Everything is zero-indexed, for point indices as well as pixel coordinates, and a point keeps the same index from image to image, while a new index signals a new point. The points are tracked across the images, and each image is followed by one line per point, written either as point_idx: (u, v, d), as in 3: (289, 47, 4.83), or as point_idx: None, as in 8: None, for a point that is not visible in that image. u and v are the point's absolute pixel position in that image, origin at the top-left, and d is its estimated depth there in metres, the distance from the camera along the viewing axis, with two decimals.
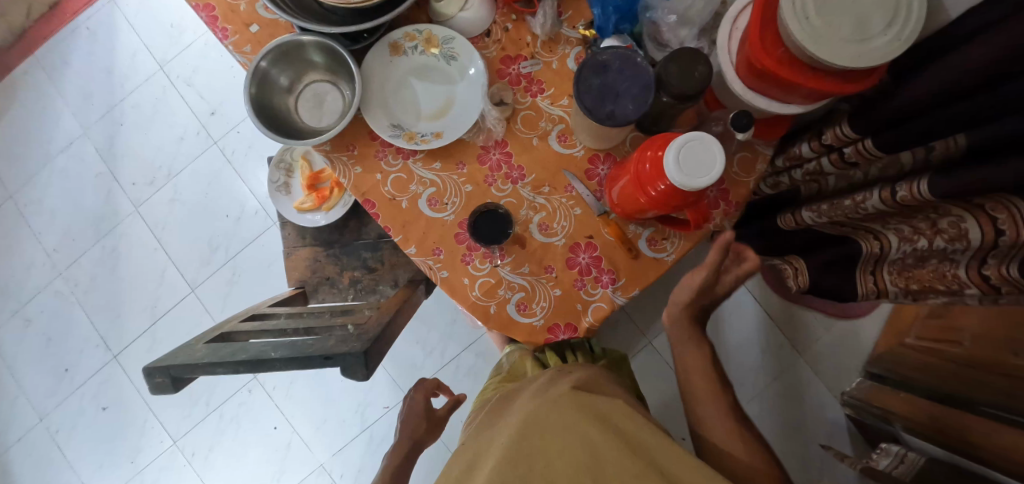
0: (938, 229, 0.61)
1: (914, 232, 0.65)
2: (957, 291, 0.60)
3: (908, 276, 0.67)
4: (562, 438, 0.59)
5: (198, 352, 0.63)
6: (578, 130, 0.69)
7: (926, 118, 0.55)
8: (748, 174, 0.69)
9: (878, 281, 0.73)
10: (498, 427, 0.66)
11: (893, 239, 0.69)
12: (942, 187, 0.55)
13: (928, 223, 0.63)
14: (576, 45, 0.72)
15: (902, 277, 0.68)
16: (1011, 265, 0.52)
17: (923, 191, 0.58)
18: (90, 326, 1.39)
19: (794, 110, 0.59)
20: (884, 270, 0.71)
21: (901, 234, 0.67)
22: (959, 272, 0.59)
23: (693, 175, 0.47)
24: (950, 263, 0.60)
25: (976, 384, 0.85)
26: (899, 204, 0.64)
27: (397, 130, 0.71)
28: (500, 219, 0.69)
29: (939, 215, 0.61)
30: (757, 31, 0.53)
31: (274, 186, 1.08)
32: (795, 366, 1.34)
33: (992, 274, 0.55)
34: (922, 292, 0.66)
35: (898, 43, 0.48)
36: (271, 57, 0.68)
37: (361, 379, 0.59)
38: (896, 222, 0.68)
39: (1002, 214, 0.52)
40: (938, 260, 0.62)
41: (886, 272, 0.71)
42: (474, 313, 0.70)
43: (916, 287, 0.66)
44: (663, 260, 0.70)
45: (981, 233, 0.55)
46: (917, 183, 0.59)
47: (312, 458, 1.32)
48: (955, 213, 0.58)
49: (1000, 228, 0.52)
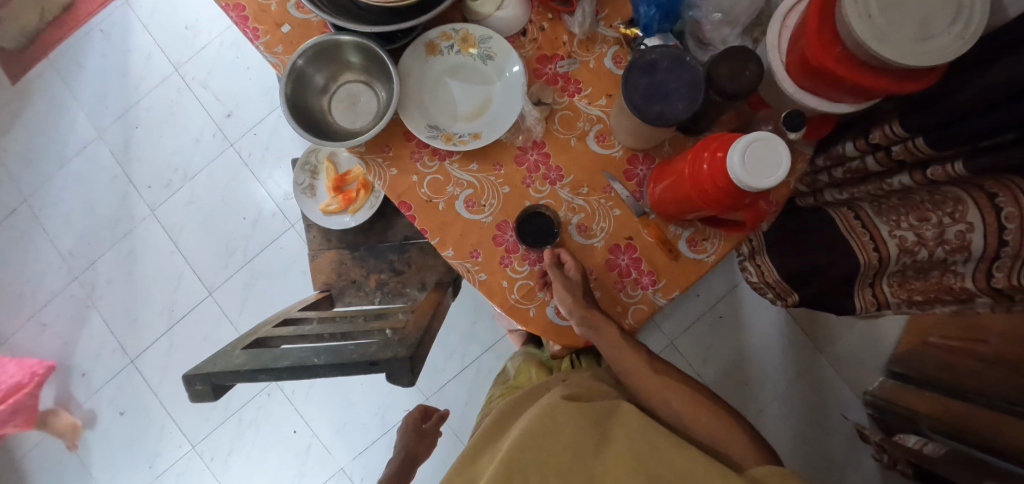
0: (940, 239, 0.64)
1: (914, 242, 0.68)
2: (966, 299, 0.63)
3: (909, 287, 0.70)
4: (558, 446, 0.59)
5: (238, 358, 0.62)
6: (617, 130, 0.68)
7: (982, 117, 0.53)
8: (789, 174, 0.68)
9: (876, 293, 0.75)
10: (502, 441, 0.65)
11: (891, 249, 0.72)
12: (977, 164, 0.56)
13: (933, 231, 0.65)
14: (614, 45, 0.71)
15: (904, 289, 0.71)
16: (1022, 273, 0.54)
17: (957, 169, 0.59)
18: (107, 331, 1.38)
19: (845, 110, 0.58)
20: (883, 282, 0.74)
21: (901, 244, 0.70)
22: (967, 282, 0.61)
23: (761, 176, 0.46)
24: (953, 275, 0.63)
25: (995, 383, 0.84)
26: (929, 182, 0.64)
27: (435, 131, 0.70)
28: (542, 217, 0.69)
29: (946, 223, 0.63)
30: (813, 30, 0.53)
31: (299, 188, 1.08)
32: (816, 366, 1.33)
33: (1003, 284, 0.57)
34: (926, 302, 0.69)
35: (961, 42, 0.47)
36: (308, 56, 0.67)
37: (407, 386, 0.58)
38: (902, 229, 0.70)
39: (1014, 224, 0.55)
40: (940, 272, 0.65)
41: (886, 284, 0.74)
42: (512, 315, 0.69)
43: (920, 298, 0.69)
44: (704, 261, 0.69)
45: (985, 242, 0.59)
46: (951, 164, 0.60)
47: (333, 462, 1.31)
48: (965, 221, 0.60)
49: (1007, 239, 0.56)
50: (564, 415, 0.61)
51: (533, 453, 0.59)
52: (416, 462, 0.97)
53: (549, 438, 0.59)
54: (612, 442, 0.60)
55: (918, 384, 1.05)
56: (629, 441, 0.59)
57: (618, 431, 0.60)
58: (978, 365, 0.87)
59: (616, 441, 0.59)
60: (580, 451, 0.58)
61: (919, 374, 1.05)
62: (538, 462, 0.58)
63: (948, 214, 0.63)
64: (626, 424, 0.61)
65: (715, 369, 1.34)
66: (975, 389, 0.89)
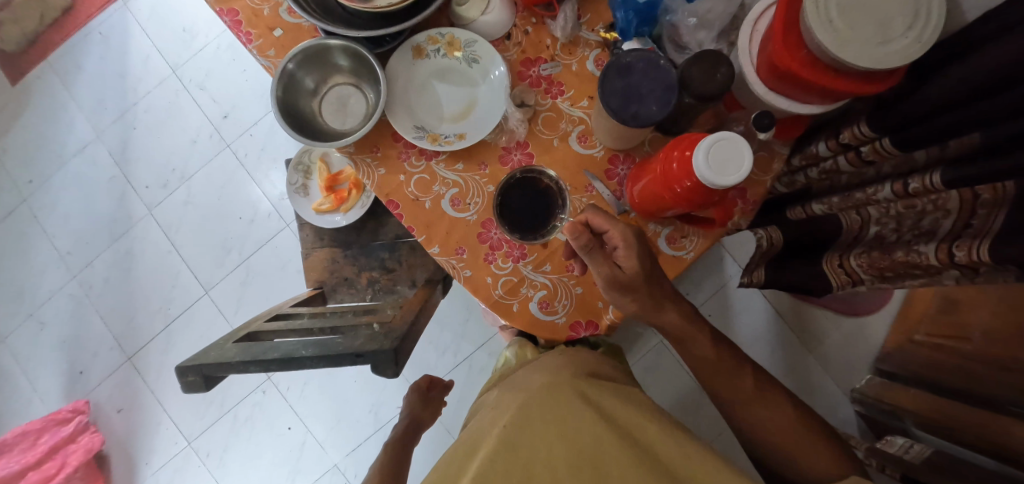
0: (916, 225, 0.63)
1: (894, 230, 0.67)
2: (934, 274, 0.60)
3: (877, 265, 0.66)
4: (566, 421, 0.60)
5: (228, 351, 0.64)
6: (598, 131, 0.70)
7: (944, 117, 0.56)
8: (765, 173, 0.70)
9: (848, 271, 0.70)
10: (496, 410, 0.66)
11: (869, 231, 0.71)
12: (951, 175, 0.55)
13: (912, 219, 0.64)
14: (596, 48, 0.73)
15: (873, 266, 0.66)
16: (979, 249, 0.51)
17: (934, 181, 0.58)
18: (105, 328, 1.40)
19: (814, 111, 0.60)
20: (851, 258, 0.70)
21: (881, 228, 0.69)
22: (930, 257, 0.58)
23: (724, 173, 0.49)
24: (917, 253, 0.60)
25: (971, 377, 0.87)
26: (908, 195, 0.64)
27: (421, 132, 0.72)
28: (539, 187, 0.73)
29: (924, 212, 0.62)
30: (780, 34, 0.55)
31: (293, 187, 1.10)
32: (805, 365, 1.31)
33: (963, 261, 0.54)
34: (897, 278, 0.65)
35: (919, 45, 0.49)
36: (298, 59, 0.70)
37: (391, 377, 0.60)
38: (879, 216, 0.69)
39: (984, 209, 0.54)
40: (906, 251, 0.62)
41: (854, 260, 0.69)
42: (497, 311, 0.71)
43: (891, 274, 0.65)
44: (683, 258, 0.71)
45: (954, 224, 0.57)
46: (930, 174, 0.59)
47: (326, 459, 1.33)
48: (942, 209, 0.59)
49: (973, 221, 0.55)
50: (571, 390, 0.62)
51: (540, 427, 0.60)
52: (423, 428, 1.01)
53: (559, 407, 0.61)
54: (618, 417, 0.61)
55: (905, 381, 1.05)
56: (639, 420, 0.61)
57: (626, 413, 0.62)
58: (962, 362, 0.89)
59: (622, 419, 0.61)
60: (588, 428, 0.59)
61: (908, 373, 1.06)
62: (544, 432, 0.59)
63: (929, 203, 0.61)
64: (635, 406, 0.63)
65: None
66: (956, 385, 0.90)
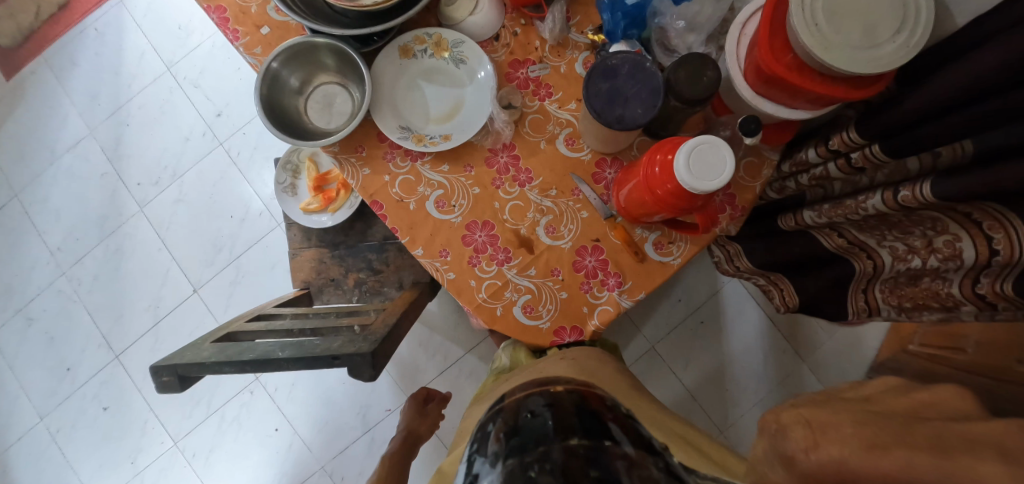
0: (932, 248, 0.61)
1: (907, 251, 0.65)
2: (951, 308, 0.60)
3: (899, 294, 0.67)
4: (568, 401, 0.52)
5: (204, 352, 0.63)
6: (585, 134, 0.69)
7: (935, 124, 0.54)
8: (754, 179, 0.69)
9: (870, 299, 0.73)
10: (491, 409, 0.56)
11: (885, 258, 0.68)
12: (941, 188, 0.54)
13: (924, 240, 0.62)
14: (585, 50, 0.73)
15: (895, 295, 0.68)
16: (1006, 281, 0.51)
17: (925, 193, 0.56)
18: (92, 326, 1.39)
19: (802, 116, 0.59)
20: (875, 288, 0.71)
21: (896, 252, 0.67)
22: (953, 289, 0.58)
23: (702, 178, 0.48)
24: (942, 281, 0.60)
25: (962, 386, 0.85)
26: (901, 206, 0.61)
27: (406, 132, 0.71)
28: None
29: (936, 233, 0.60)
30: (766, 39, 0.54)
31: (281, 186, 1.11)
32: (795, 370, 1.28)
33: (986, 291, 0.54)
34: (915, 310, 0.65)
35: (908, 50, 0.48)
36: (282, 58, 0.69)
37: (368, 380, 0.59)
38: (891, 238, 0.67)
39: (999, 234, 0.52)
40: (930, 278, 0.62)
41: (879, 291, 0.71)
42: (480, 315, 0.69)
43: (908, 305, 0.66)
44: (669, 264, 0.69)
45: (975, 254, 0.55)
46: (920, 185, 0.57)
47: (313, 461, 1.32)
48: (951, 232, 0.58)
49: (997, 249, 0.52)
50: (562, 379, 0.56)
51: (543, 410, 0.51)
52: (419, 441, 1.00)
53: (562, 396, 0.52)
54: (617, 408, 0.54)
55: None
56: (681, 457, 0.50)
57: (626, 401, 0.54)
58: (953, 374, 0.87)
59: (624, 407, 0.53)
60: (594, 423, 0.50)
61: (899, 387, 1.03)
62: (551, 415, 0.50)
63: (932, 228, 0.61)
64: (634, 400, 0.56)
65: (696, 377, 1.30)
66: None
